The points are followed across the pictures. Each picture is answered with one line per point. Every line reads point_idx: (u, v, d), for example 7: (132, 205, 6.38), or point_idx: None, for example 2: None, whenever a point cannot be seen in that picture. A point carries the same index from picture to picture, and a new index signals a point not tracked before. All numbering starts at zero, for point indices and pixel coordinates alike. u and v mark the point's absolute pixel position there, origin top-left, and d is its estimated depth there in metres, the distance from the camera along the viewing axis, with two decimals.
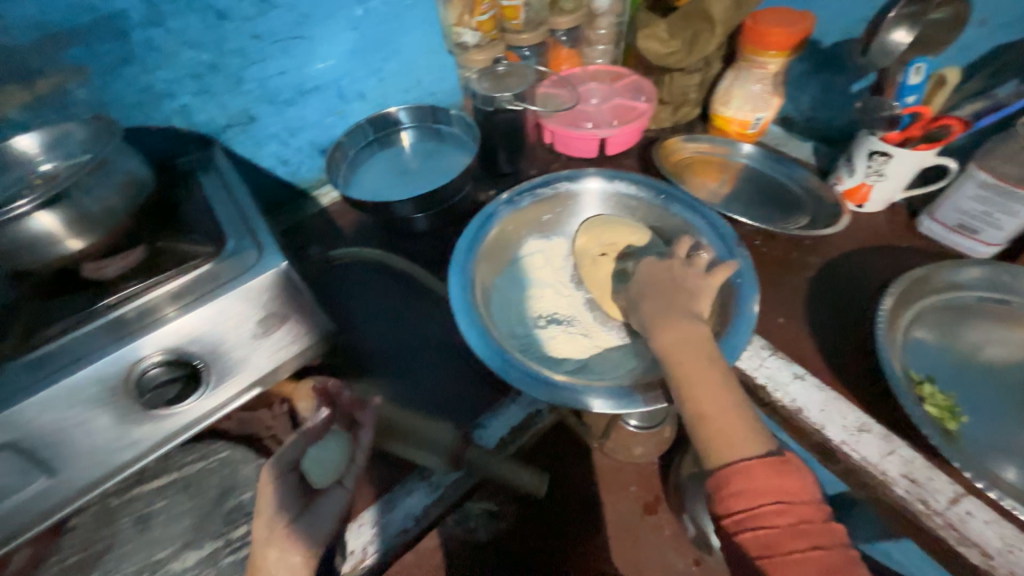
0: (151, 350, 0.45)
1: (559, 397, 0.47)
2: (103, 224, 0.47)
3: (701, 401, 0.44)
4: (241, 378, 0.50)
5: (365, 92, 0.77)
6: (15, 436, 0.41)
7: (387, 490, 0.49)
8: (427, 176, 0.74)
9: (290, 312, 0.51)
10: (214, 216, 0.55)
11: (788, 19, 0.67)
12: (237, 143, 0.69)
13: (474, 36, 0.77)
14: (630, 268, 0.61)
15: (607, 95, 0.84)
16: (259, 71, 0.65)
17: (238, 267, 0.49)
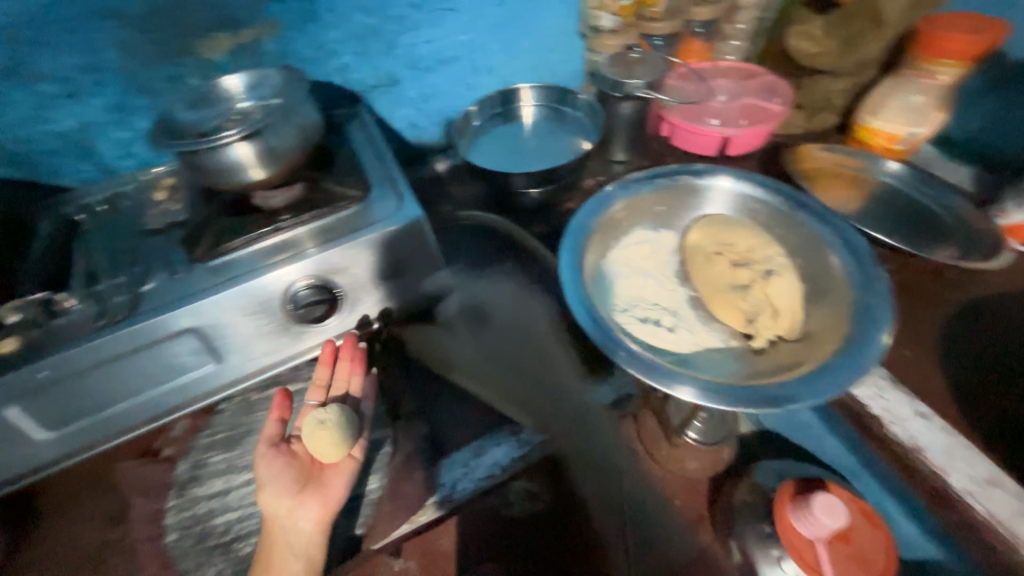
0: (306, 271, 0.52)
1: (653, 379, 0.46)
2: (280, 159, 0.53)
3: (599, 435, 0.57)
4: (365, 313, 0.56)
5: (495, 67, 0.80)
6: (197, 324, 0.49)
7: (476, 436, 0.52)
8: (545, 155, 0.76)
9: (417, 259, 0.57)
10: (361, 166, 0.61)
11: (973, 24, 0.63)
12: (378, 103, 0.75)
13: (611, 21, 0.77)
14: (747, 272, 0.59)
15: (736, 93, 0.80)
16: (411, 38, 0.70)
17: (382, 212, 0.56)
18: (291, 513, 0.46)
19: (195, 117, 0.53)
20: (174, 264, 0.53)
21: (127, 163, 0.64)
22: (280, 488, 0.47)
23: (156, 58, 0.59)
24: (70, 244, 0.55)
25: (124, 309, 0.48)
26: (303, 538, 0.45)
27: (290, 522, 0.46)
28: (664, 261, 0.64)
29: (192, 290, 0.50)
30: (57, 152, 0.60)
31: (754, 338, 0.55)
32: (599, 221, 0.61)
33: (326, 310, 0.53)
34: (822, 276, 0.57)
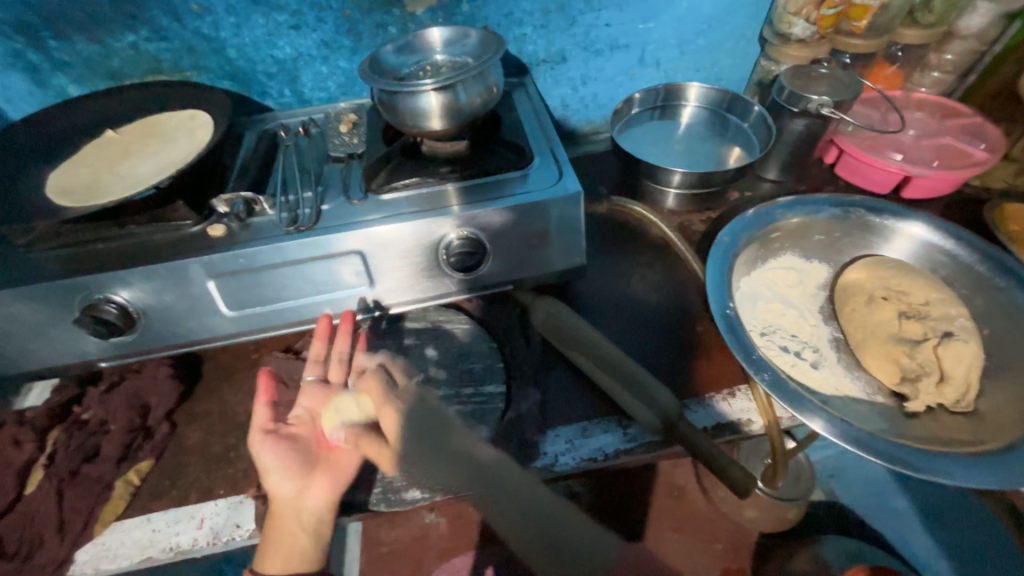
0: (464, 222, 0.55)
1: (793, 408, 0.45)
2: (466, 115, 0.56)
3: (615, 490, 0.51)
4: (503, 273, 0.59)
5: (662, 61, 0.79)
6: (362, 248, 0.54)
7: (586, 419, 0.53)
8: (698, 158, 0.74)
9: (562, 233, 0.58)
10: (525, 134, 0.63)
11: None
12: (542, 78, 0.77)
13: (804, 30, 0.71)
14: (918, 325, 0.53)
15: (930, 131, 0.72)
16: (592, 19, 0.71)
17: (543, 180, 0.57)
18: (302, 492, 0.50)
19: (395, 60, 0.57)
20: (350, 192, 0.58)
21: (318, 94, 0.72)
22: (287, 471, 0.50)
23: (370, 4, 0.64)
24: (269, 156, 0.63)
25: (309, 220, 0.54)
26: (313, 516, 0.50)
27: (301, 503, 0.50)
28: (813, 293, 0.60)
29: (364, 217, 0.55)
30: (272, 75, 0.69)
31: (910, 400, 0.49)
32: (750, 236, 0.59)
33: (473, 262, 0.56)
34: (1014, 350, 0.50)
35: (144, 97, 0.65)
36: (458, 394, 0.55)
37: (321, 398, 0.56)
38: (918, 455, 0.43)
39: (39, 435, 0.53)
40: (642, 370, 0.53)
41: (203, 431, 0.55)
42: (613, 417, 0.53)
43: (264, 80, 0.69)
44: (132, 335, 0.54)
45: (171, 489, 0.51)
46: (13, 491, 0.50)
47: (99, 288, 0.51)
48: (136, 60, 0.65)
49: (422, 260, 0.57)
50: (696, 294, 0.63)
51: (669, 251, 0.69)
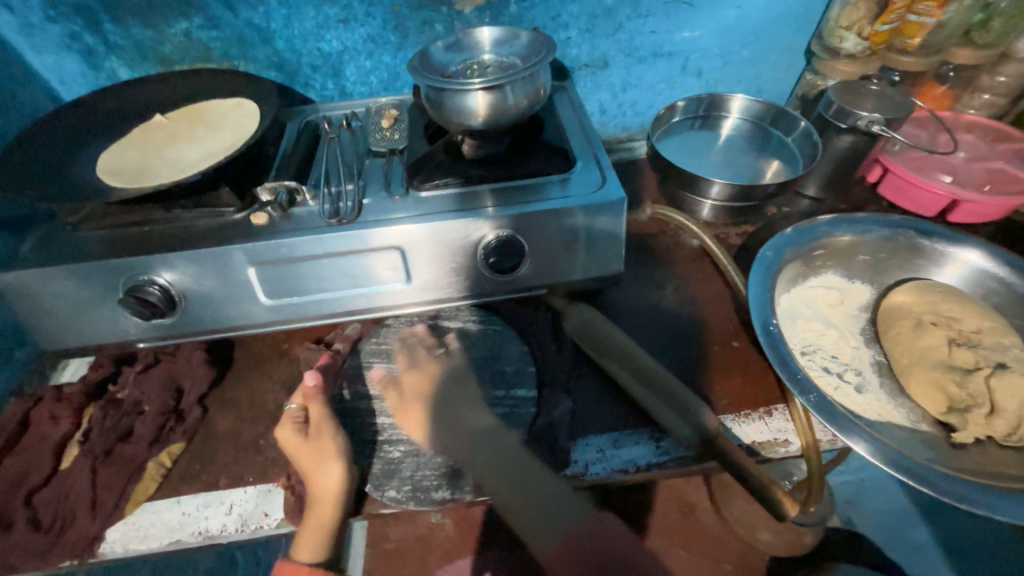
0: (503, 222, 0.54)
1: (838, 431, 0.44)
2: (512, 116, 0.56)
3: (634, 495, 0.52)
4: (539, 276, 0.58)
5: (705, 71, 0.78)
6: (401, 244, 0.54)
7: (617, 429, 0.52)
8: (738, 170, 0.72)
9: (602, 239, 0.57)
10: (567, 138, 0.63)
11: None
12: (582, 82, 0.76)
13: (856, 45, 0.70)
14: (967, 354, 0.51)
15: (981, 154, 0.70)
16: (638, 25, 0.70)
17: (585, 186, 0.57)
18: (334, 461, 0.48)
19: (443, 57, 0.57)
20: (391, 188, 0.58)
21: (359, 89, 0.73)
22: (323, 449, 0.49)
23: (419, 1, 0.65)
24: (311, 147, 0.63)
25: (351, 213, 0.55)
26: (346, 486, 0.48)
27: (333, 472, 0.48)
28: (855, 314, 0.58)
29: (405, 213, 0.55)
30: (316, 68, 0.69)
31: (958, 431, 0.48)
32: (792, 252, 0.58)
33: (512, 264, 0.56)
34: None
35: (192, 83, 0.66)
36: (488, 396, 0.55)
37: (352, 391, 0.56)
38: (968, 489, 0.41)
39: (76, 411, 0.54)
40: (677, 382, 0.52)
41: (233, 417, 0.56)
42: (645, 428, 0.52)
43: (308, 72, 0.69)
44: (171, 318, 0.54)
45: (201, 473, 0.51)
46: (50, 464, 0.50)
47: (144, 270, 0.51)
48: (186, 47, 0.66)
49: (458, 258, 0.56)
50: (733, 309, 0.62)
51: (705, 263, 0.68)
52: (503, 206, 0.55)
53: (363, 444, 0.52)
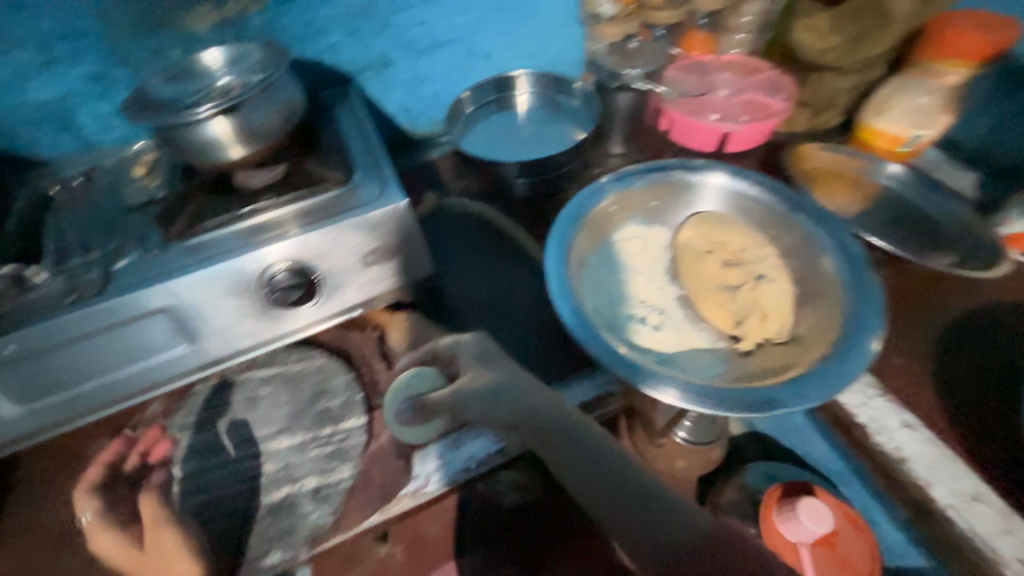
0: (281, 254, 0.50)
1: (640, 381, 0.45)
2: (260, 139, 0.51)
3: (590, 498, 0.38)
4: (343, 297, 0.54)
5: (492, 52, 0.78)
6: (170, 305, 0.48)
7: (455, 429, 0.51)
8: (540, 143, 0.75)
9: (398, 246, 0.55)
10: (347, 149, 0.59)
11: (979, 25, 0.59)
12: (370, 84, 0.73)
13: (611, 8, 0.75)
14: (738, 272, 0.58)
15: (738, 88, 0.78)
16: (405, 18, 0.68)
17: (363, 196, 0.53)
18: (157, 544, 0.46)
19: (167, 91, 0.51)
20: (144, 243, 0.50)
21: (108, 138, 0.63)
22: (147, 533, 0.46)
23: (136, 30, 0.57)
24: (46, 219, 0.54)
25: (94, 284, 0.47)
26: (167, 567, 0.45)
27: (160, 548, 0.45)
28: (657, 255, 0.60)
29: (165, 266, 0.48)
30: (38, 124, 0.59)
31: (741, 340, 0.53)
32: (591, 215, 0.59)
33: (304, 293, 0.52)
34: (817, 276, 0.55)
35: None
36: (315, 439, 0.51)
37: (157, 481, 0.49)
38: (742, 395, 0.44)
39: None
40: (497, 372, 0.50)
41: (12, 554, 0.47)
42: (481, 420, 0.51)
43: (31, 130, 0.60)
44: None
45: None
46: None
47: None
48: None
49: (240, 306, 0.51)
50: None
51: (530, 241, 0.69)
52: (276, 235, 0.50)
53: (177, 534, 0.46)
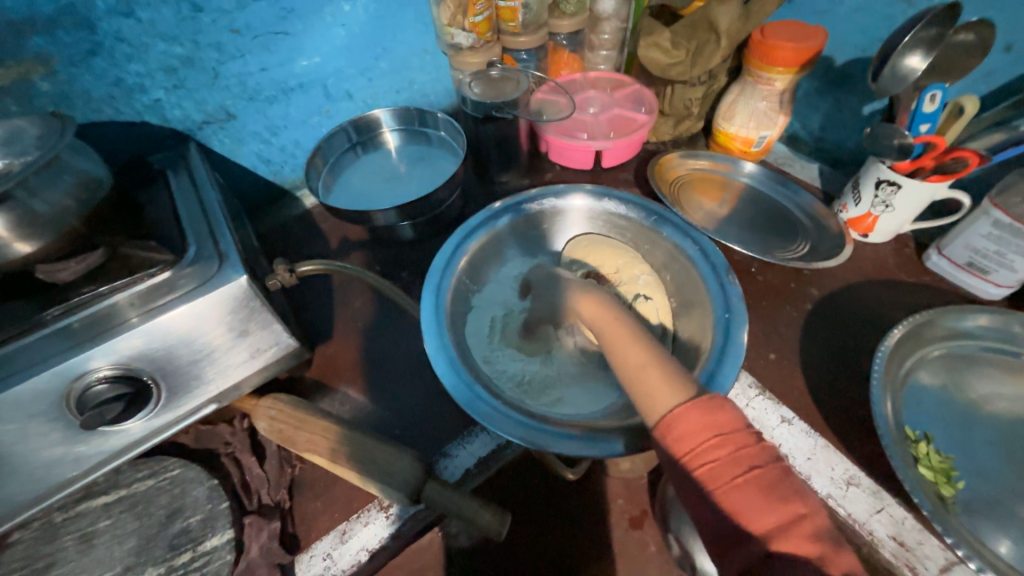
0: (101, 363, 0.42)
1: (530, 440, 0.43)
2: (52, 229, 0.42)
3: (630, 355, 0.42)
4: (194, 392, 0.47)
5: (353, 91, 0.74)
6: None
7: (345, 519, 0.48)
8: (413, 180, 0.71)
9: (253, 324, 0.49)
10: (179, 221, 0.51)
11: (799, 32, 0.63)
12: (215, 140, 0.66)
13: (467, 38, 0.71)
14: (616, 295, 0.59)
15: (606, 104, 0.79)
16: (239, 66, 0.62)
17: (199, 275, 0.46)
18: None
19: None
20: None
21: None
22: None
23: None
24: None
25: None
26: None
27: None
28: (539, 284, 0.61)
29: None
30: None
31: None
32: (468, 257, 0.58)
33: (125, 405, 0.44)
34: (688, 288, 0.57)
35: None
36: (174, 568, 0.44)
37: None
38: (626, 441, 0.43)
39: None
40: (380, 447, 0.47)
41: None
42: (374, 500, 0.49)
43: None
44: None
45: None
46: None
47: None
48: None
49: (47, 436, 0.41)
50: None
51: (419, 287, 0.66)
52: (79, 345, 0.41)
53: None
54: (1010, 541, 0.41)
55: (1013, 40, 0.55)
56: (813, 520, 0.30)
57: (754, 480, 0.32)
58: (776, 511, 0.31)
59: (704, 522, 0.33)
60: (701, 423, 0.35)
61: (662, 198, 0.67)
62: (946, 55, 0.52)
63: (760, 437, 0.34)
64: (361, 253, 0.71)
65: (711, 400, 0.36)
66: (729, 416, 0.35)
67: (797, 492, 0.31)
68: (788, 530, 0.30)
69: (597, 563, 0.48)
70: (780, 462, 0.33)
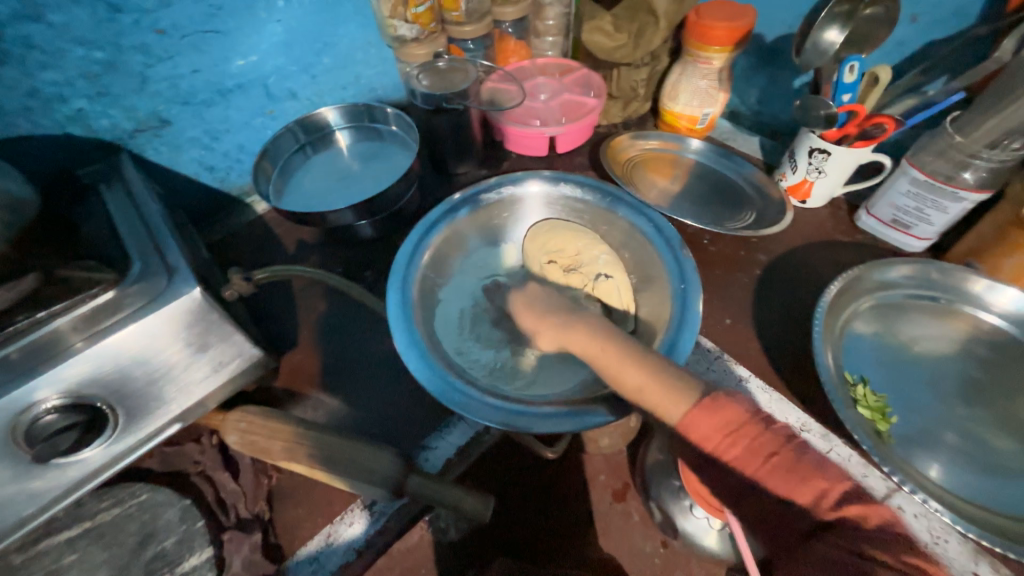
0: (48, 393, 0.40)
1: (504, 422, 0.45)
2: None
3: (628, 376, 0.42)
4: (155, 415, 0.45)
5: (296, 90, 0.71)
6: None
7: (330, 523, 0.48)
8: (368, 177, 0.70)
9: (211, 337, 0.47)
10: (118, 237, 0.49)
11: (731, 11, 0.65)
12: (150, 149, 0.63)
13: (410, 30, 0.71)
14: (579, 275, 0.61)
15: (555, 90, 0.80)
16: (169, 69, 0.59)
17: (146, 293, 0.45)
18: None
19: None
20: None
21: None
22: None
23: None
24: None
25: None
26: None
27: None
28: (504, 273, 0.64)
29: None
30: None
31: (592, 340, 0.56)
32: (430, 251, 0.58)
33: (81, 433, 0.42)
34: (646, 263, 0.59)
35: None
36: None
37: None
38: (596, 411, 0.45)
39: None
40: (358, 447, 0.47)
41: None
42: (357, 500, 0.49)
43: None
44: None
45: None
46: None
47: None
48: None
49: None
50: None
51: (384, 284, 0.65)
52: (19, 377, 0.39)
53: None
54: (939, 465, 0.46)
55: (918, 11, 0.59)
56: (838, 489, 0.32)
57: (778, 467, 0.33)
58: (807, 490, 0.32)
59: (754, 514, 0.34)
60: (714, 426, 0.36)
61: (616, 179, 0.69)
62: (861, 27, 0.56)
63: (770, 423, 0.35)
64: (321, 255, 0.70)
65: (714, 400, 0.37)
66: (734, 410, 0.36)
67: (817, 467, 0.33)
68: (824, 503, 0.32)
69: (576, 531, 0.50)
70: (792, 442, 0.34)
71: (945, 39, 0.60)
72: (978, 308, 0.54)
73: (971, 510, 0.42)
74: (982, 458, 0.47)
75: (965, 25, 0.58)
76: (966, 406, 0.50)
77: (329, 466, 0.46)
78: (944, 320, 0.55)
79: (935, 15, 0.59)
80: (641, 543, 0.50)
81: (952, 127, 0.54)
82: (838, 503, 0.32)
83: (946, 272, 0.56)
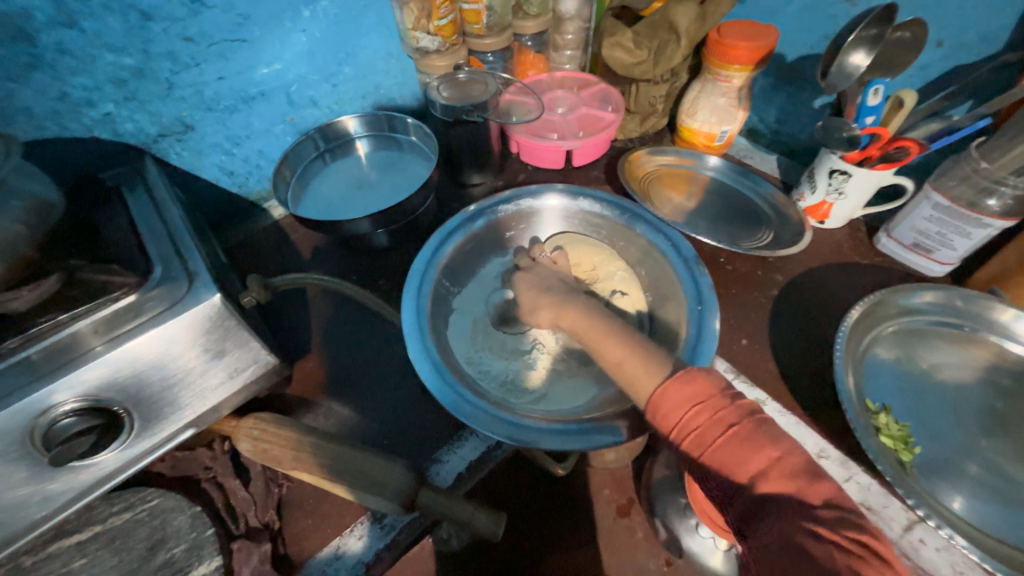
0: (66, 396, 0.40)
1: (518, 439, 0.44)
2: None
3: (608, 351, 0.44)
4: (169, 420, 0.45)
5: (317, 98, 0.72)
6: None
7: (338, 534, 0.47)
8: (385, 186, 0.71)
9: (228, 344, 0.47)
10: (139, 240, 0.49)
11: (752, 31, 0.65)
12: (173, 153, 0.63)
13: (432, 41, 0.71)
14: (595, 291, 0.61)
15: (573, 104, 0.80)
16: (195, 76, 0.60)
17: (167, 298, 0.45)
18: None
19: None
20: None
21: None
22: None
23: None
24: None
25: None
26: None
27: None
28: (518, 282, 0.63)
29: None
30: None
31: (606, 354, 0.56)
32: (446, 261, 0.58)
33: (97, 436, 0.42)
34: (662, 281, 0.59)
35: None
36: None
37: None
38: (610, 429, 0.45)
39: None
40: (370, 459, 0.46)
41: None
42: (366, 512, 0.49)
43: None
44: None
45: None
46: None
47: None
48: None
49: (9, 477, 0.39)
50: None
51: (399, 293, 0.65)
52: (41, 379, 0.39)
53: None
54: (962, 497, 0.45)
55: (943, 36, 0.59)
56: (791, 462, 0.32)
57: (732, 438, 0.34)
58: (757, 458, 0.33)
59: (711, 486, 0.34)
60: (681, 397, 0.36)
61: (632, 194, 0.69)
62: (885, 51, 0.56)
63: (736, 397, 0.36)
64: (335, 262, 0.70)
65: (686, 373, 0.37)
66: (703, 383, 0.37)
67: (773, 437, 0.33)
68: (775, 473, 0.32)
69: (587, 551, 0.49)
70: (754, 414, 0.35)
71: (970, 64, 0.59)
72: (1004, 337, 0.53)
73: (995, 546, 0.41)
74: (1006, 492, 0.45)
75: (991, 51, 0.58)
76: (990, 438, 0.49)
77: (339, 478, 0.46)
78: (968, 348, 0.54)
79: (959, 40, 0.59)
80: (645, 559, 0.49)
81: (977, 153, 0.53)
82: (793, 477, 0.32)
83: (971, 300, 0.54)
